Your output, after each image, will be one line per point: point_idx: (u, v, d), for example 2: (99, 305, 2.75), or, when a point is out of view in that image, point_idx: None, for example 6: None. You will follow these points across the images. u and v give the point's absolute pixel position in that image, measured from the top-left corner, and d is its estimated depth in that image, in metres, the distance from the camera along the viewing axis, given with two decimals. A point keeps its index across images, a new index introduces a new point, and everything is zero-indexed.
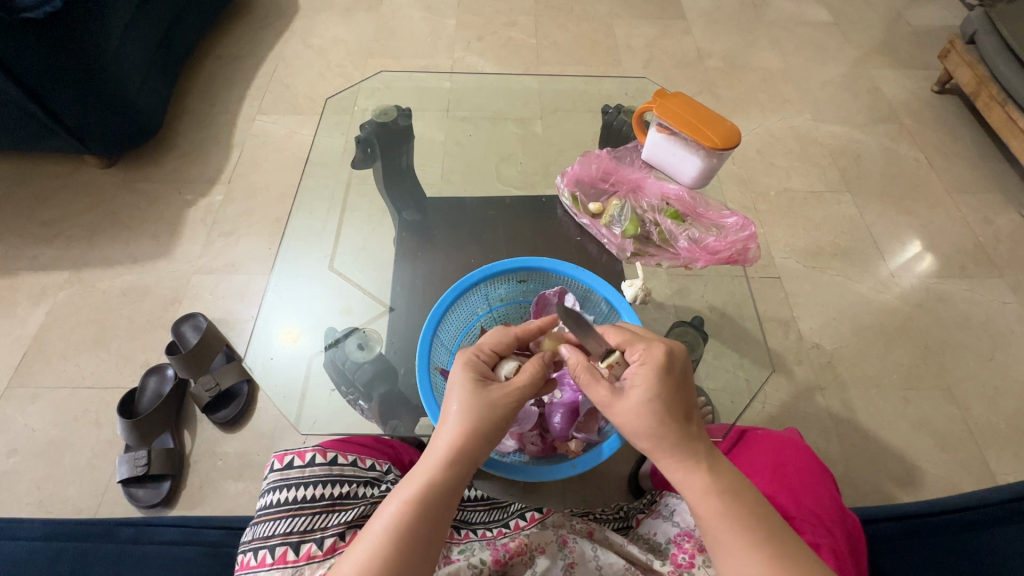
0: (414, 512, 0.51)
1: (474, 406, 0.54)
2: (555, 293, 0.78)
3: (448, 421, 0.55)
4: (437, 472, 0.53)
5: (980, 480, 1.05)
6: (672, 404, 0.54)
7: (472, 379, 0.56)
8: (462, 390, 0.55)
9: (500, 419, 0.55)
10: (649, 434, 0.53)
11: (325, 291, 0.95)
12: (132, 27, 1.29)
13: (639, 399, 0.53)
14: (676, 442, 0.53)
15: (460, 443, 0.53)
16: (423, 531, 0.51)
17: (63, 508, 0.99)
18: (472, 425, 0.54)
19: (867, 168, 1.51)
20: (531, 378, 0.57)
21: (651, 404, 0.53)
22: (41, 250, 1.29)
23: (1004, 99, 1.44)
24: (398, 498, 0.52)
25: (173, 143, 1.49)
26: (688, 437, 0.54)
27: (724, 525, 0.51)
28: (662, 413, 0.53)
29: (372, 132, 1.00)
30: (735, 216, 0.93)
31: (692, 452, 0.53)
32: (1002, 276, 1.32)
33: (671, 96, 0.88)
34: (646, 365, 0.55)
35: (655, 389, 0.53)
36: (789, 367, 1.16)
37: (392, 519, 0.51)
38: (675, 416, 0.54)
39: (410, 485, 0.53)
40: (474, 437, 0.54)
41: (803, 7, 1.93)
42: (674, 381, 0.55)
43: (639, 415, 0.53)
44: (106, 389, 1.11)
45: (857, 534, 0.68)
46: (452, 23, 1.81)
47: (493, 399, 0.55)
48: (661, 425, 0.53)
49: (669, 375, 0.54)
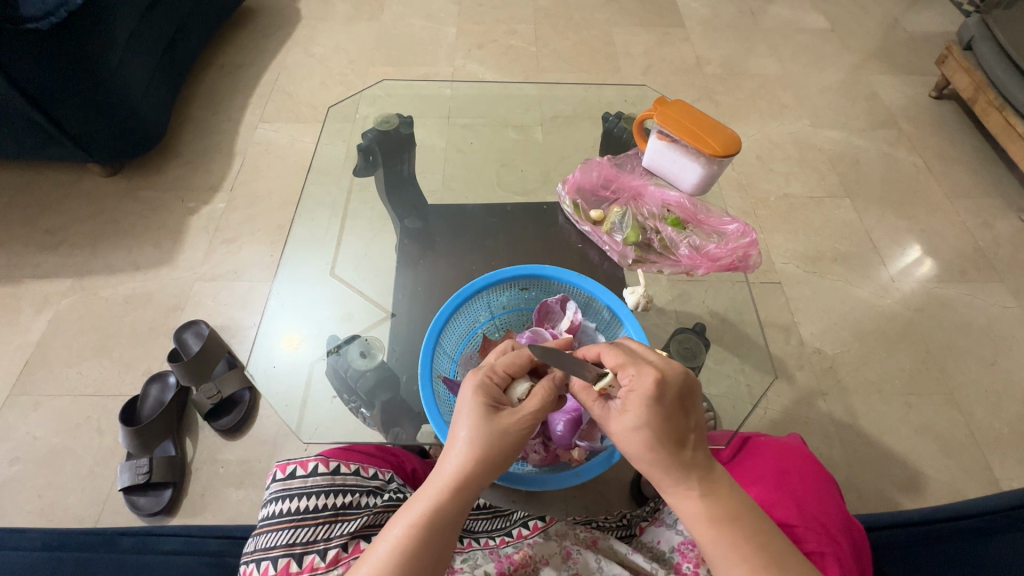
0: (421, 536, 0.51)
1: (486, 432, 0.54)
2: (558, 301, 0.78)
3: (458, 444, 0.55)
4: (446, 496, 0.53)
5: (983, 485, 1.04)
6: (661, 433, 0.53)
7: (484, 403, 0.56)
8: (474, 413, 0.55)
9: (511, 446, 0.55)
10: (642, 458, 0.54)
11: (327, 298, 0.95)
12: (135, 36, 1.30)
13: (626, 426, 0.54)
14: (666, 469, 0.53)
15: (471, 468, 0.54)
16: (428, 556, 0.51)
17: (64, 517, 0.98)
18: (484, 451, 0.54)
19: (866, 174, 1.52)
20: (541, 402, 0.57)
21: (637, 433, 0.53)
22: (44, 258, 1.30)
23: (1002, 104, 1.44)
24: (405, 520, 0.51)
25: (176, 151, 1.50)
26: (682, 464, 0.53)
27: (720, 544, 0.51)
28: (651, 441, 0.53)
29: (373, 140, 1.02)
30: (736, 222, 0.93)
31: (685, 480, 0.53)
32: (1003, 281, 1.32)
33: (672, 104, 0.88)
34: (635, 394, 0.53)
35: (644, 418, 0.53)
36: (790, 372, 1.16)
37: (399, 543, 0.50)
38: (664, 444, 0.53)
39: (418, 508, 0.52)
40: (485, 463, 0.54)
41: (800, 14, 1.95)
42: (664, 410, 0.53)
43: (626, 441, 0.54)
44: (108, 397, 1.11)
45: (861, 542, 0.67)
46: (452, 31, 1.82)
47: (506, 425, 0.55)
48: (649, 453, 0.53)
49: (659, 405, 0.53)
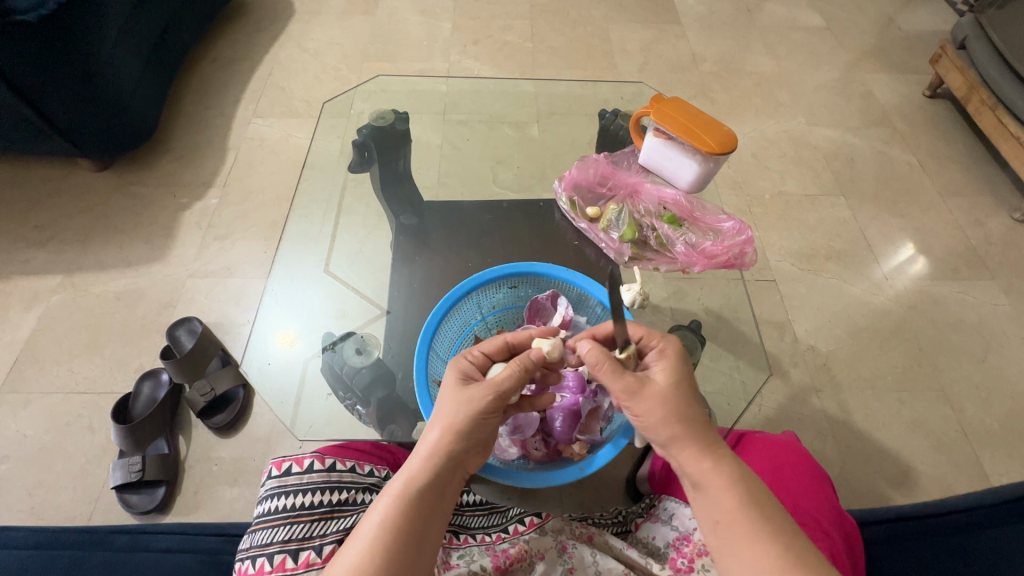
0: (405, 504, 0.52)
1: (462, 402, 0.56)
2: (549, 298, 0.77)
3: (436, 418, 0.57)
4: (424, 467, 0.54)
5: (973, 480, 1.05)
6: (688, 386, 0.58)
7: (457, 380, 0.59)
8: (448, 390, 0.58)
9: (485, 415, 0.56)
10: (676, 418, 0.55)
11: (321, 294, 0.94)
12: (125, 29, 1.28)
13: (663, 383, 0.57)
14: (697, 427, 0.55)
15: (444, 437, 0.55)
16: (415, 524, 0.51)
17: (55, 515, 0.97)
18: (457, 420, 0.55)
19: (860, 172, 1.52)
20: (512, 372, 0.58)
21: (674, 387, 0.57)
22: (34, 254, 1.28)
23: (995, 104, 1.45)
24: (390, 493, 0.53)
25: (168, 146, 1.49)
26: (704, 420, 0.56)
27: (740, 518, 0.51)
28: (681, 392, 0.57)
29: (369, 136, 0.99)
30: (731, 220, 0.93)
31: (716, 444, 0.55)
32: (994, 278, 1.33)
33: (669, 101, 0.88)
34: (665, 357, 0.59)
35: (677, 375, 0.58)
36: (784, 369, 1.17)
37: (384, 513, 0.51)
38: (692, 397, 0.57)
39: (397, 481, 0.53)
40: (459, 434, 0.55)
41: (795, 12, 1.95)
42: (688, 370, 0.59)
43: (663, 398, 0.56)
44: (99, 395, 1.10)
45: (856, 538, 0.68)
46: (448, 27, 1.81)
47: (475, 392, 0.56)
48: (685, 409, 0.56)
49: (682, 361, 0.59)
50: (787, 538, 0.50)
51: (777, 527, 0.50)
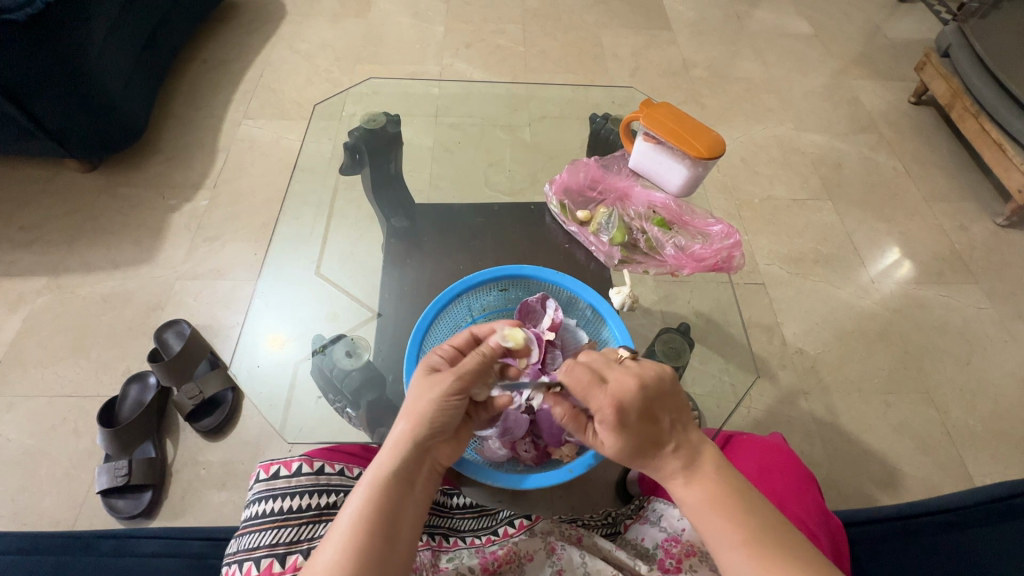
0: (374, 497, 0.52)
1: (424, 391, 0.56)
2: (539, 300, 0.76)
3: (403, 410, 0.57)
4: (392, 458, 0.54)
5: (957, 481, 1.07)
6: (636, 443, 0.55)
7: (423, 371, 0.59)
8: (414, 381, 0.58)
9: (450, 399, 0.56)
10: (627, 463, 0.58)
11: (312, 297, 0.93)
12: (115, 30, 1.27)
13: (606, 448, 0.57)
14: (655, 468, 0.57)
15: (412, 426, 0.55)
16: (386, 514, 0.51)
17: (38, 521, 0.96)
18: (423, 408, 0.55)
19: (847, 177, 1.54)
20: (473, 360, 0.58)
21: (616, 451, 0.57)
22: (19, 255, 1.27)
23: (977, 111, 1.48)
24: (358, 488, 0.53)
25: (157, 147, 1.48)
26: (664, 461, 0.56)
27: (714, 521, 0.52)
28: (628, 452, 0.56)
29: (360, 139, 0.98)
30: (720, 224, 0.94)
31: (677, 471, 0.56)
32: (977, 282, 1.35)
33: (658, 107, 0.89)
34: (603, 421, 0.55)
35: (615, 442, 0.56)
36: (773, 372, 1.18)
37: (354, 508, 0.52)
38: (644, 445, 0.56)
39: (367, 476, 0.54)
40: (426, 421, 0.55)
41: (784, 19, 1.98)
42: (633, 427, 0.55)
43: (612, 456, 0.58)
44: (84, 398, 1.08)
45: (841, 538, 0.69)
46: (441, 30, 1.81)
47: (441, 380, 0.57)
48: (635, 459, 0.57)
49: (626, 421, 0.55)
50: (761, 535, 0.51)
51: (750, 522, 0.51)
